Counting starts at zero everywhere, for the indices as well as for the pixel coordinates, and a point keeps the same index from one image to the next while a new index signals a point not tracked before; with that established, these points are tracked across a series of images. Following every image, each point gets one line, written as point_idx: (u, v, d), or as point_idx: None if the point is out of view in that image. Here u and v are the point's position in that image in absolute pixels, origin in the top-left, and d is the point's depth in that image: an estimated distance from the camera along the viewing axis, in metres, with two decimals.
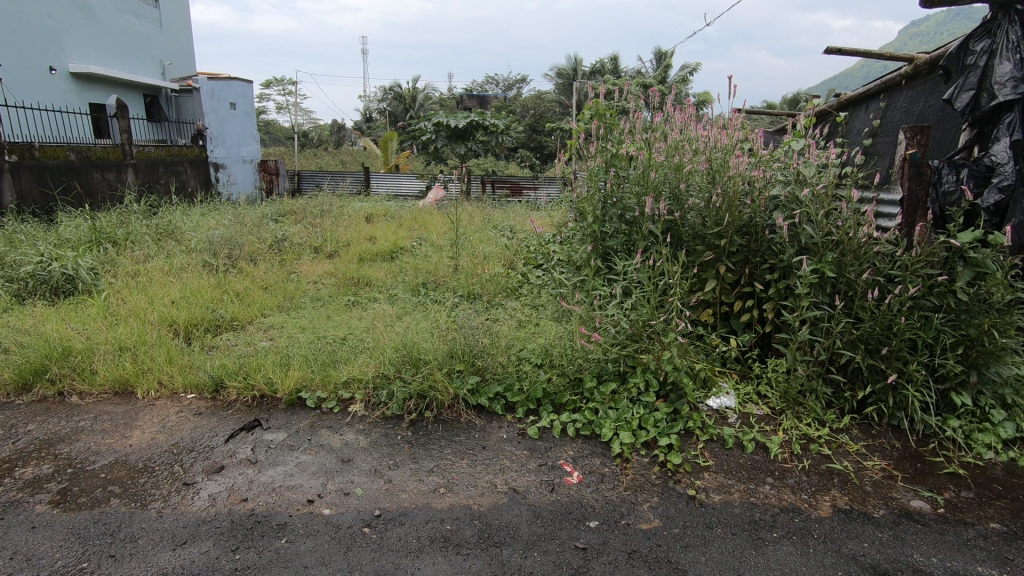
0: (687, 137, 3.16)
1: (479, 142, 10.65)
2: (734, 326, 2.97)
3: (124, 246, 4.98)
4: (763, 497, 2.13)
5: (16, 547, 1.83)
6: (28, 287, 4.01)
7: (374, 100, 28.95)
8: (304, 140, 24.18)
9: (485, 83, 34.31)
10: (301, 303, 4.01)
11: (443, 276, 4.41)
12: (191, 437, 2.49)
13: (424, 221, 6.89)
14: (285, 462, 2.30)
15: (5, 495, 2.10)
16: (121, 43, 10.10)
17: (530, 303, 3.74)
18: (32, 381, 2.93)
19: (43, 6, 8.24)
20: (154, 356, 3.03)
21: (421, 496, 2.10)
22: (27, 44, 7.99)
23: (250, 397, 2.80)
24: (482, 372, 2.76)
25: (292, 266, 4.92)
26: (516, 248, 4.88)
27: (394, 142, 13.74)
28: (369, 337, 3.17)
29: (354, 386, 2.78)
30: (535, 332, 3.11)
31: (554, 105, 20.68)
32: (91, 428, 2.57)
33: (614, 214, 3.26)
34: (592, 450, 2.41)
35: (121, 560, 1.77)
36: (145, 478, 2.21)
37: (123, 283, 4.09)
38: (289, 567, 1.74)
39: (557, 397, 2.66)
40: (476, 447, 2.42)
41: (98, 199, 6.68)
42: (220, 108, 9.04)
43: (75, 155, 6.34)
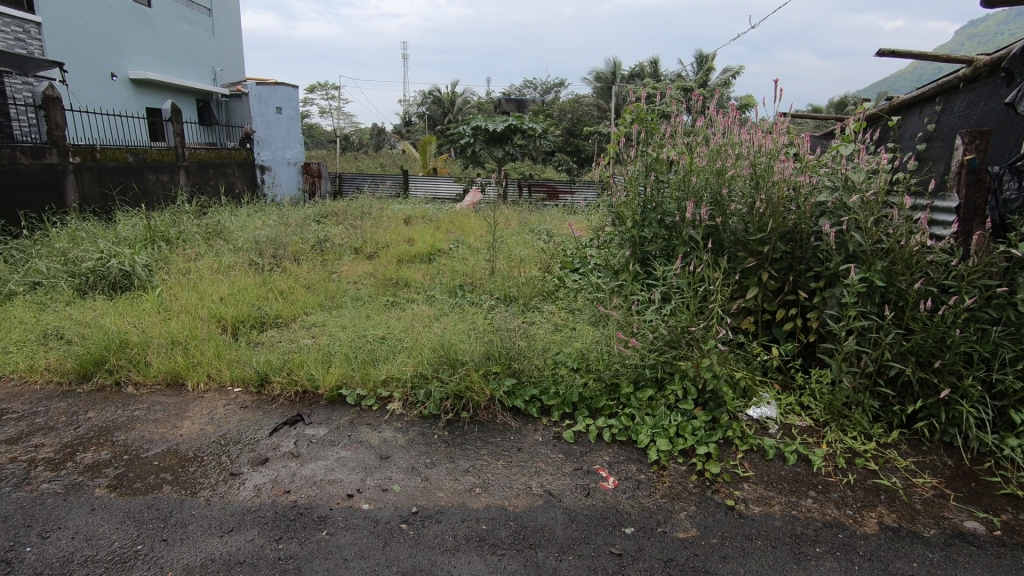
0: (730, 141, 3.11)
1: (517, 146, 10.70)
2: (777, 334, 2.91)
3: (176, 244, 5.21)
4: (805, 510, 2.07)
5: (77, 526, 1.94)
6: (88, 282, 4.24)
7: (413, 103, 29.55)
8: (346, 143, 25.03)
9: (522, 87, 34.47)
10: (342, 303, 4.11)
11: (480, 278, 4.46)
12: (238, 429, 2.58)
13: (461, 223, 6.97)
14: (326, 457, 2.36)
15: (68, 478, 2.22)
16: (176, 50, 10.55)
17: (567, 307, 3.74)
18: (92, 370, 3.08)
19: (106, 15, 8.71)
20: (204, 350, 3.16)
21: (457, 495, 2.12)
22: (90, 52, 8.43)
23: (293, 393, 2.89)
24: (518, 374, 2.78)
25: (333, 266, 5.05)
26: (553, 252, 4.90)
27: (433, 145, 13.84)
28: (407, 337, 3.23)
29: (392, 385, 2.84)
30: (571, 336, 3.12)
31: (591, 108, 20.70)
32: (145, 417, 2.70)
33: (654, 219, 3.21)
34: (628, 456, 2.39)
35: (172, 544, 1.85)
36: (195, 467, 2.30)
37: (174, 280, 4.29)
38: (329, 559, 1.79)
39: (593, 401, 2.65)
40: (512, 449, 2.43)
41: (153, 198, 7.06)
42: (267, 113, 9.48)
43: (132, 156, 6.67)
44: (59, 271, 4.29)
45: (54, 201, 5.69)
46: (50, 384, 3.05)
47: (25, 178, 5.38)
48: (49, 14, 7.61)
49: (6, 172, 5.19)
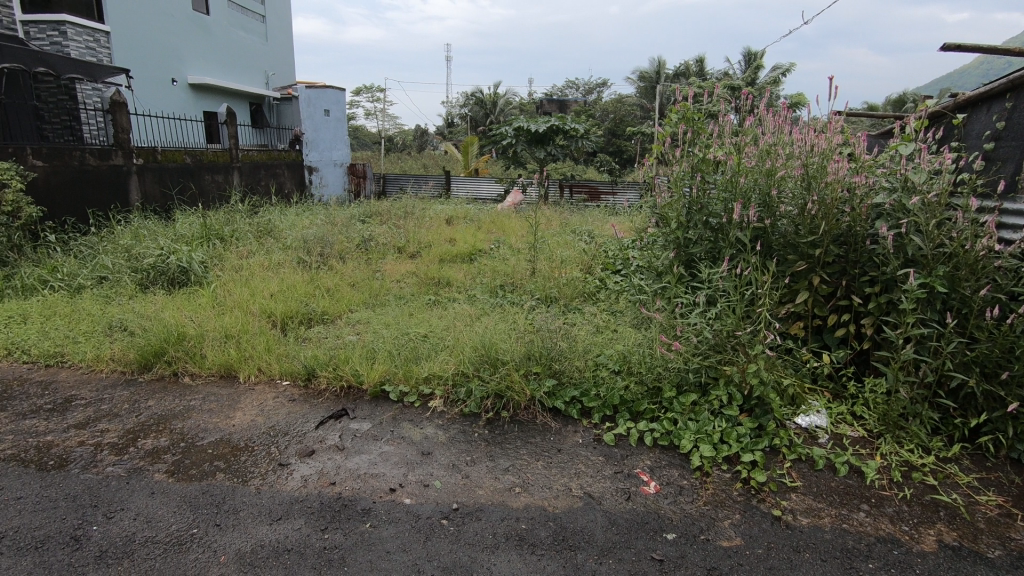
0: (781, 141, 3.02)
1: (559, 146, 10.68)
2: (828, 341, 2.81)
3: (230, 242, 5.43)
4: (857, 524, 1.99)
5: (139, 508, 2.04)
6: (149, 277, 4.46)
7: (456, 105, 29.84)
8: (391, 144, 25.52)
9: (564, 87, 34.35)
10: (385, 301, 4.20)
11: (520, 279, 4.48)
12: (287, 421, 2.67)
13: (502, 223, 7.01)
14: (369, 451, 2.42)
15: (130, 462, 2.35)
16: (231, 55, 10.98)
17: (609, 309, 3.71)
18: (152, 361, 3.24)
19: (169, 24, 9.15)
20: (256, 344, 3.28)
21: (497, 494, 2.14)
22: (153, 58, 8.86)
23: (338, 388, 2.97)
24: (559, 375, 2.77)
25: (377, 265, 5.15)
26: (595, 253, 4.87)
27: (476, 146, 13.95)
28: (449, 336, 3.27)
29: (434, 382, 2.88)
30: (613, 338, 3.09)
31: (634, 108, 20.47)
32: (200, 407, 2.82)
33: (699, 220, 3.15)
34: (670, 461, 2.35)
35: (225, 529, 1.94)
36: (247, 456, 2.39)
37: (228, 277, 4.46)
38: (373, 551, 1.83)
39: (635, 405, 2.62)
40: (551, 449, 2.43)
41: (209, 198, 7.38)
42: (316, 115, 9.78)
43: (190, 158, 6.99)
44: (123, 267, 4.53)
45: (119, 200, 6.01)
46: (114, 373, 3.23)
47: (93, 178, 5.71)
48: (118, 23, 8.05)
49: (76, 173, 5.52)
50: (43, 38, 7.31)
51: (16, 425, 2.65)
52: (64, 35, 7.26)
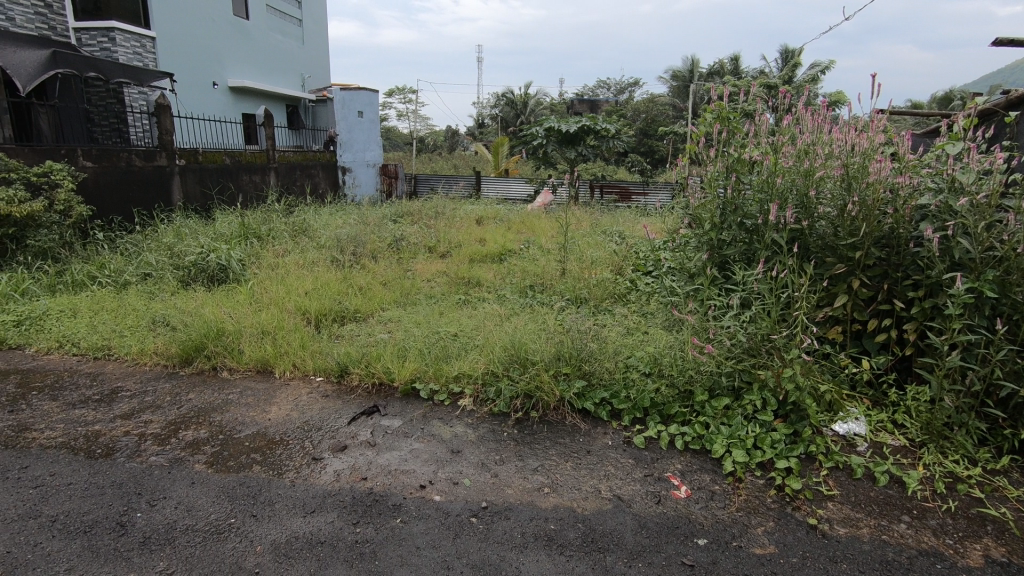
0: (820, 141, 2.94)
1: (590, 147, 10.62)
2: (868, 346, 2.73)
3: (267, 241, 5.57)
4: (897, 536, 1.93)
5: (180, 497, 2.12)
6: (190, 274, 4.61)
7: (487, 105, 29.97)
8: (422, 145, 25.79)
9: (595, 87, 34.13)
10: (416, 300, 4.24)
11: (550, 279, 4.47)
12: (320, 416, 2.73)
13: (532, 223, 7.00)
14: (400, 447, 2.45)
15: (172, 453, 2.43)
16: (269, 58, 11.26)
17: (639, 311, 3.67)
18: (193, 355, 3.35)
19: (211, 29, 9.44)
20: (291, 341, 3.36)
21: (525, 494, 2.14)
22: (195, 62, 9.16)
23: (370, 384, 3.01)
24: (588, 376, 2.77)
25: (408, 265, 5.21)
26: (625, 254, 4.83)
27: (506, 146, 13.99)
28: (479, 335, 3.29)
29: (464, 381, 2.91)
30: (643, 340, 3.07)
31: (667, 108, 20.22)
32: (237, 401, 2.91)
33: (734, 222, 3.09)
34: (702, 466, 2.31)
35: (261, 520, 1.99)
36: (282, 449, 2.45)
37: (264, 274, 4.58)
38: (403, 546, 1.86)
39: (666, 407, 2.59)
40: (581, 451, 2.42)
41: (247, 198, 7.59)
42: (350, 117, 9.98)
43: (230, 159, 7.20)
44: (166, 264, 4.69)
45: (163, 200, 6.22)
46: (157, 366, 3.35)
47: (138, 178, 5.93)
48: (163, 29, 8.35)
49: (123, 173, 5.74)
50: (94, 44, 7.66)
51: (67, 414, 2.78)
52: (113, 40, 7.58)
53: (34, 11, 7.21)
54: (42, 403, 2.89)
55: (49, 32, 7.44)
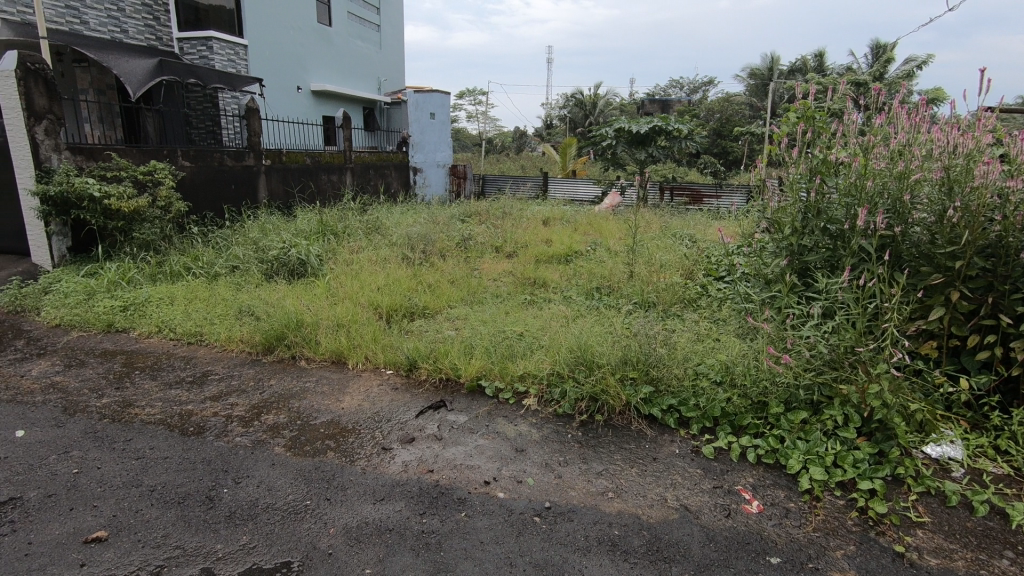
0: (917, 141, 2.73)
1: (660, 147, 10.40)
2: (967, 364, 2.51)
3: (342, 237, 5.82)
4: (998, 572, 1.77)
5: (261, 476, 2.25)
6: (273, 267, 4.88)
7: (556, 106, 29.90)
8: (490, 147, 26.09)
9: (668, 87, 33.28)
10: (482, 298, 4.31)
11: (617, 282, 4.41)
12: (390, 408, 2.83)
13: (598, 225, 6.94)
14: (466, 443, 2.50)
15: (255, 435, 2.59)
16: (349, 63, 11.74)
17: (711, 317, 3.56)
18: (274, 344, 3.55)
19: (297, 36, 9.96)
20: (364, 334, 3.49)
21: (589, 497, 2.12)
22: (282, 68, 9.69)
23: (437, 379, 3.09)
24: (656, 382, 2.71)
25: (475, 264, 5.29)
26: (696, 259, 4.70)
27: (574, 147, 13.89)
28: (545, 336, 3.29)
29: (529, 381, 2.92)
30: (715, 348, 2.97)
31: (743, 107, 19.45)
32: (314, 389, 3.06)
33: (817, 226, 2.93)
34: (776, 481, 2.21)
35: (334, 503, 2.08)
36: (354, 438, 2.56)
37: (340, 270, 4.79)
38: (467, 540, 1.89)
39: (738, 418, 2.49)
40: (646, 457, 2.38)
41: (325, 196, 7.97)
42: (422, 118, 10.20)
43: (310, 160, 7.58)
44: (251, 257, 5.00)
45: (250, 198, 6.65)
46: (242, 353, 3.58)
47: (229, 177, 6.36)
48: (255, 37, 8.89)
49: (216, 173, 6.18)
50: (193, 52, 8.31)
51: (164, 394, 3.02)
52: (211, 48, 8.17)
53: (144, 23, 8.01)
54: (144, 382, 3.16)
55: (157, 43, 8.23)
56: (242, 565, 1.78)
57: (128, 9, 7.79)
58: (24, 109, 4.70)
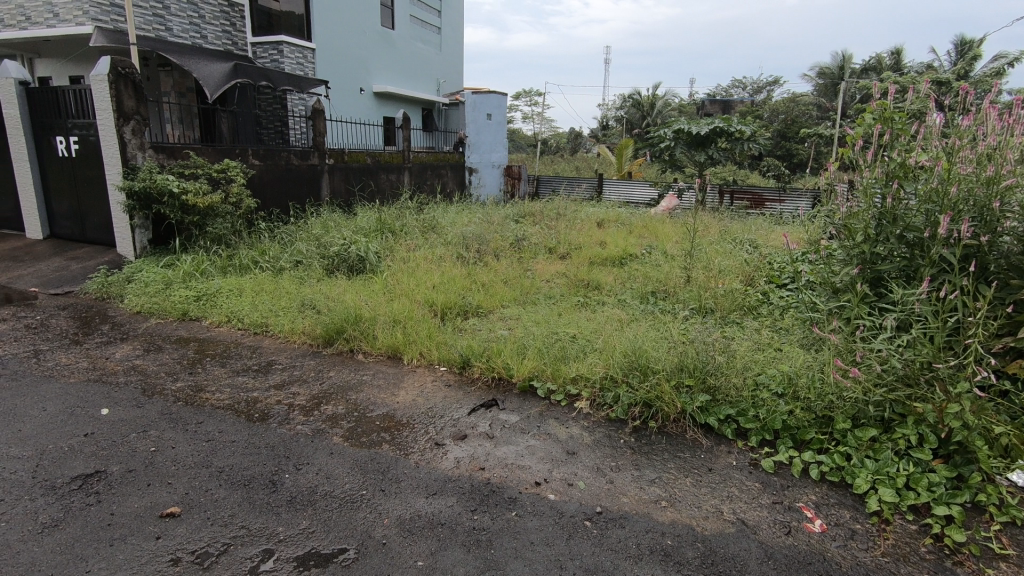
0: (1010, 144, 2.52)
1: (721, 150, 10.10)
2: None
3: (400, 235, 5.97)
4: None
5: (320, 464, 2.34)
6: (333, 263, 5.05)
7: (612, 107, 29.53)
8: (545, 147, 26.07)
9: (730, 87, 32.30)
10: (535, 299, 4.32)
11: (674, 286, 4.31)
12: (443, 404, 2.87)
13: (655, 228, 6.81)
14: (517, 442, 2.51)
15: (315, 424, 2.69)
16: (410, 65, 12.01)
17: (773, 326, 3.43)
18: (334, 337, 3.68)
19: (361, 39, 10.27)
20: (419, 330, 3.56)
21: (642, 504, 2.09)
22: (347, 70, 10.02)
23: (490, 378, 3.11)
24: (713, 391, 2.63)
25: (528, 264, 5.30)
26: (757, 265, 4.54)
27: (630, 150, 13.43)
28: (598, 339, 3.26)
29: (582, 384, 2.90)
30: (776, 358, 2.86)
31: (811, 108, 18.64)
32: (370, 382, 3.15)
33: (892, 234, 2.77)
34: (840, 501, 2.10)
35: (389, 495, 2.14)
36: (408, 432, 2.61)
37: (397, 267, 4.91)
38: (517, 540, 1.89)
39: (800, 432, 2.39)
40: (701, 468, 2.31)
41: (384, 195, 8.18)
42: (479, 119, 10.32)
43: (371, 159, 7.81)
44: (314, 253, 5.19)
45: (313, 195, 6.91)
46: (304, 345, 3.72)
47: (295, 176, 6.63)
48: (322, 40, 9.22)
49: (283, 171, 6.46)
50: (265, 56, 8.73)
51: (232, 380, 3.18)
52: (281, 52, 8.55)
53: (222, 29, 8.46)
54: (214, 368, 3.34)
55: (233, 48, 8.68)
56: (303, 549, 1.85)
57: (208, 16, 8.24)
58: (115, 110, 5.07)
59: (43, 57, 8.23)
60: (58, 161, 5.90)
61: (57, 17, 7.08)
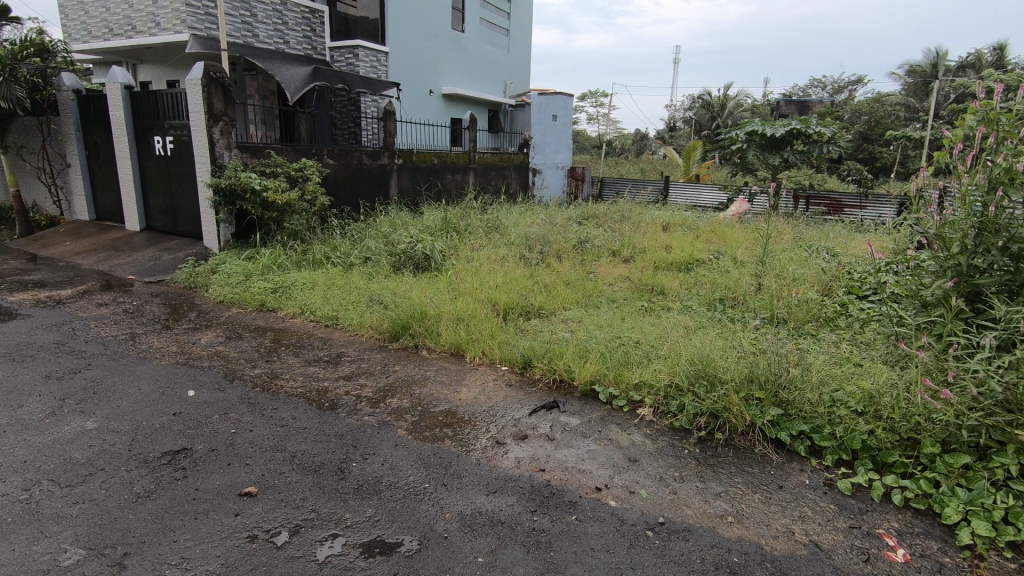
0: None
1: (797, 152, 9.61)
2: None
3: (464, 234, 6.06)
4: None
5: (386, 456, 2.41)
6: (400, 260, 5.19)
7: (681, 108, 28.77)
8: (609, 149, 25.78)
9: (808, 86, 30.77)
10: (598, 302, 4.27)
11: (743, 294, 4.16)
12: (504, 404, 2.89)
13: (724, 233, 6.58)
14: (578, 446, 2.49)
15: (380, 416, 2.77)
16: (478, 67, 12.17)
17: (852, 339, 3.25)
18: (400, 332, 3.78)
19: (432, 42, 10.50)
20: (482, 329, 3.61)
21: (707, 518, 2.03)
22: (418, 73, 10.28)
23: (551, 380, 3.11)
24: (786, 406, 2.51)
25: (591, 267, 5.26)
26: (836, 274, 4.30)
27: (699, 151, 13.05)
28: (663, 345, 3.19)
29: (645, 391, 2.84)
30: (856, 373, 2.71)
31: (898, 108, 17.45)
32: (434, 378, 3.22)
33: (993, 246, 2.56)
34: (927, 531, 1.96)
35: (451, 489, 2.18)
36: (469, 429, 2.65)
37: (461, 266, 5.00)
38: (577, 544, 1.88)
39: (882, 454, 2.25)
40: (771, 484, 2.22)
41: (450, 195, 8.34)
42: (545, 121, 10.37)
43: (438, 160, 7.98)
44: (381, 250, 5.36)
45: (382, 194, 7.14)
46: (371, 339, 3.85)
47: (366, 175, 6.87)
48: (394, 44, 9.50)
49: (355, 170, 6.71)
50: (342, 60, 9.09)
51: (305, 369, 3.34)
52: (357, 56, 8.88)
53: (302, 35, 8.87)
54: (289, 358, 3.52)
55: (313, 53, 9.08)
56: (368, 535, 1.91)
57: (290, 22, 8.67)
58: (206, 112, 5.42)
59: (145, 63, 8.92)
60: (155, 159, 6.38)
61: (158, 26, 7.66)
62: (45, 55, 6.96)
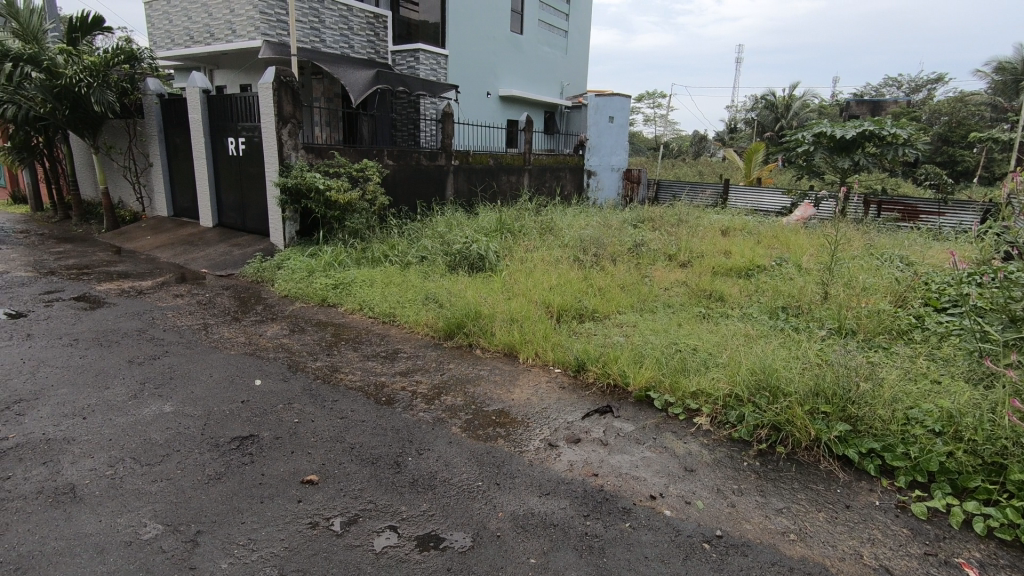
0: None
1: (869, 154, 9.11)
2: None
3: (518, 235, 6.09)
4: None
5: (440, 452, 2.45)
6: (455, 260, 5.26)
7: (743, 109, 27.85)
8: (666, 151, 25.29)
9: (881, 86, 29.15)
10: (653, 307, 4.20)
11: (808, 302, 3.98)
12: (557, 406, 2.89)
13: (787, 238, 6.32)
14: (632, 453, 2.45)
15: (435, 413, 2.82)
16: (535, 69, 12.20)
17: (929, 354, 3.05)
18: (455, 331, 3.83)
19: (490, 45, 10.60)
20: (536, 330, 3.61)
21: (767, 533, 1.96)
22: (476, 75, 10.40)
23: (605, 384, 3.08)
24: (854, 422, 2.39)
25: (647, 271, 5.18)
26: (910, 285, 4.06)
27: (761, 154, 12.61)
28: (723, 353, 3.09)
29: (702, 399, 2.77)
30: (933, 391, 2.56)
31: (984, 108, 16.26)
32: (487, 377, 3.25)
33: None
34: (1014, 564, 1.81)
35: (504, 489, 2.19)
36: (522, 429, 2.66)
37: (515, 267, 5.02)
38: (631, 551, 1.86)
39: (963, 479, 2.11)
40: (837, 503, 2.11)
41: (504, 196, 8.40)
42: (602, 122, 10.24)
43: (494, 161, 8.05)
44: (437, 249, 5.45)
45: (439, 194, 7.27)
46: (426, 336, 3.93)
47: (424, 175, 7.01)
48: (454, 47, 9.65)
49: (413, 171, 6.85)
50: (403, 63, 9.31)
51: (363, 364, 3.44)
52: (417, 59, 9.08)
53: (366, 39, 9.14)
54: (348, 352, 3.63)
55: (376, 57, 9.35)
56: (423, 529, 1.95)
57: (355, 28, 8.95)
58: (276, 115, 5.68)
59: (221, 68, 9.44)
60: (228, 159, 6.73)
61: (234, 33, 8.08)
62: (133, 62, 7.47)
